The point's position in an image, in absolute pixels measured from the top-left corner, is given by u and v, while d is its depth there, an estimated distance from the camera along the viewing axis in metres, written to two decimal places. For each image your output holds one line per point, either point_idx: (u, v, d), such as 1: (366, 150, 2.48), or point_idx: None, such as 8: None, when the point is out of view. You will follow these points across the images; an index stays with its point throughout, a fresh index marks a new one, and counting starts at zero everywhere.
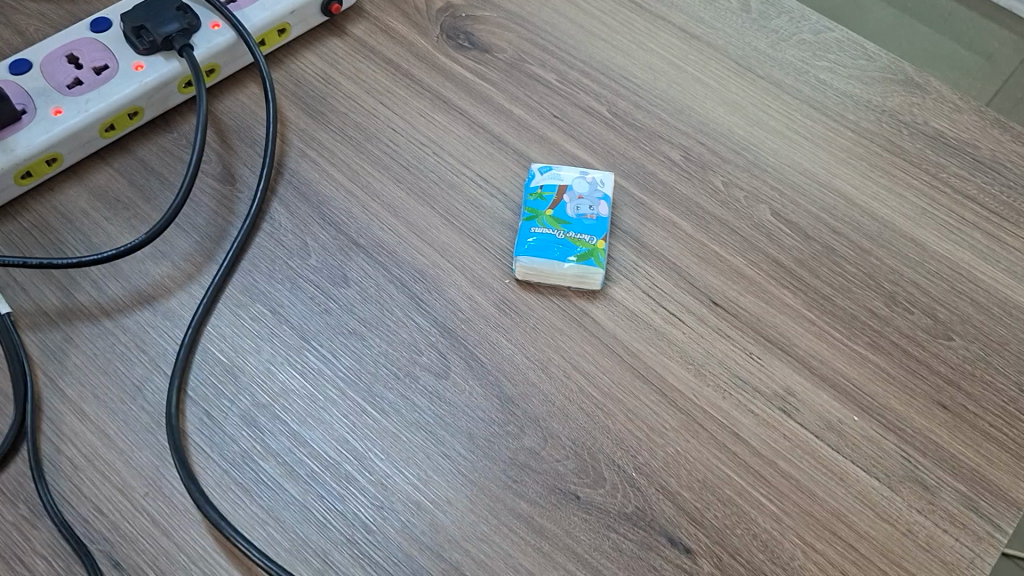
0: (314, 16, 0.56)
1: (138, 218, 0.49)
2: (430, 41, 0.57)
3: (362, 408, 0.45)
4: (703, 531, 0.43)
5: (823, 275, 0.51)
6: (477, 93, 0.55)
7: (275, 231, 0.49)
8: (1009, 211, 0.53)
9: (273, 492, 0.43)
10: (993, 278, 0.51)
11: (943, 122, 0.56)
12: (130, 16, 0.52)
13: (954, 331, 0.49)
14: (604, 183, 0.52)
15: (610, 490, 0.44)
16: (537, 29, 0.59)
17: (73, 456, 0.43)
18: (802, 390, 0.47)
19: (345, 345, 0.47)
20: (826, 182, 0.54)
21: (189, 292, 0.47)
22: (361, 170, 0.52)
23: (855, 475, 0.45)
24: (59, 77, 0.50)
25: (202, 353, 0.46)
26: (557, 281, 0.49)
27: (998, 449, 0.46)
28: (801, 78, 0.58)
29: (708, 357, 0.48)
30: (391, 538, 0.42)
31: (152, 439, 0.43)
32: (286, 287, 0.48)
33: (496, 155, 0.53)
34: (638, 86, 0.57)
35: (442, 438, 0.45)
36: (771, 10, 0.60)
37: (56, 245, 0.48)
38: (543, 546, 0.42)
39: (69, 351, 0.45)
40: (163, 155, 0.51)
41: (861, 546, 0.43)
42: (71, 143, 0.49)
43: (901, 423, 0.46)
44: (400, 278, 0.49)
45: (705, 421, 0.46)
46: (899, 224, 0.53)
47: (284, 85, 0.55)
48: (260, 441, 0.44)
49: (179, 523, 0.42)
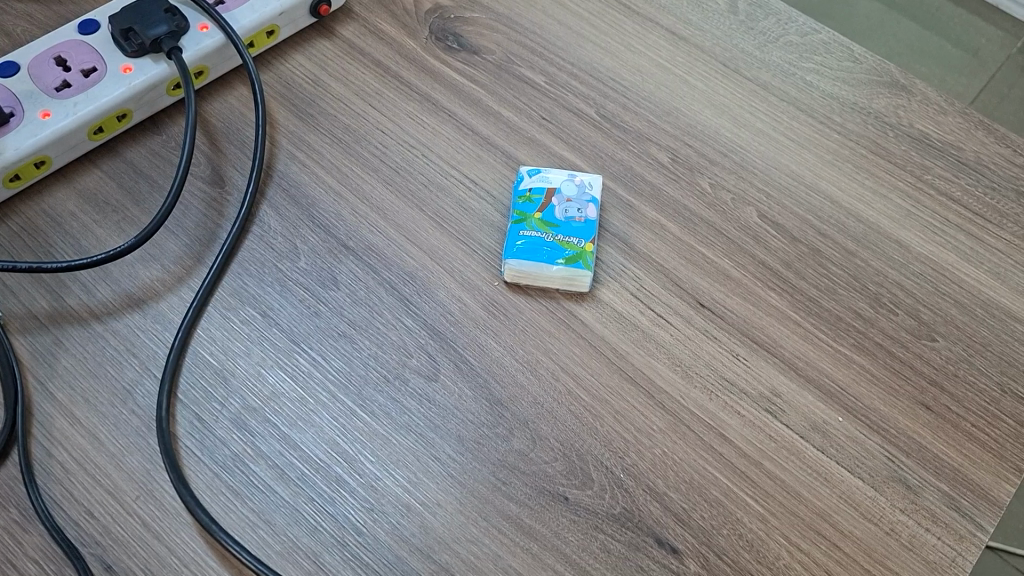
0: (303, 18, 0.56)
1: (128, 221, 0.49)
2: (419, 42, 0.57)
3: (352, 411, 0.45)
4: (690, 531, 0.44)
5: (808, 277, 0.51)
6: (466, 95, 0.55)
7: (265, 234, 0.50)
8: (992, 213, 0.54)
9: (264, 495, 0.43)
10: (976, 279, 0.52)
11: (929, 124, 0.57)
12: (119, 18, 0.52)
13: (937, 332, 0.50)
14: (592, 186, 0.52)
15: (598, 492, 0.44)
16: (525, 30, 0.59)
17: (64, 459, 0.43)
18: (788, 392, 0.47)
19: (336, 348, 0.47)
20: (813, 184, 0.54)
21: (179, 295, 0.47)
22: (350, 172, 0.52)
23: (840, 476, 0.45)
24: (47, 80, 0.50)
25: (193, 356, 0.46)
26: (545, 283, 0.49)
27: (980, 449, 0.47)
28: (788, 80, 0.58)
29: (695, 359, 0.48)
30: (381, 540, 0.43)
31: (142, 443, 0.44)
32: (276, 290, 0.48)
33: (485, 157, 0.53)
34: (627, 88, 0.57)
35: (431, 441, 0.45)
36: (758, 12, 0.61)
37: (45, 248, 0.48)
38: (532, 548, 0.43)
39: (59, 355, 0.45)
40: (151, 157, 0.51)
41: (845, 545, 0.44)
42: (60, 146, 0.49)
43: (885, 423, 0.47)
44: (390, 281, 0.49)
45: (692, 423, 0.46)
46: (884, 226, 0.53)
47: (273, 87, 0.55)
48: (250, 443, 0.44)
49: (171, 526, 0.42)
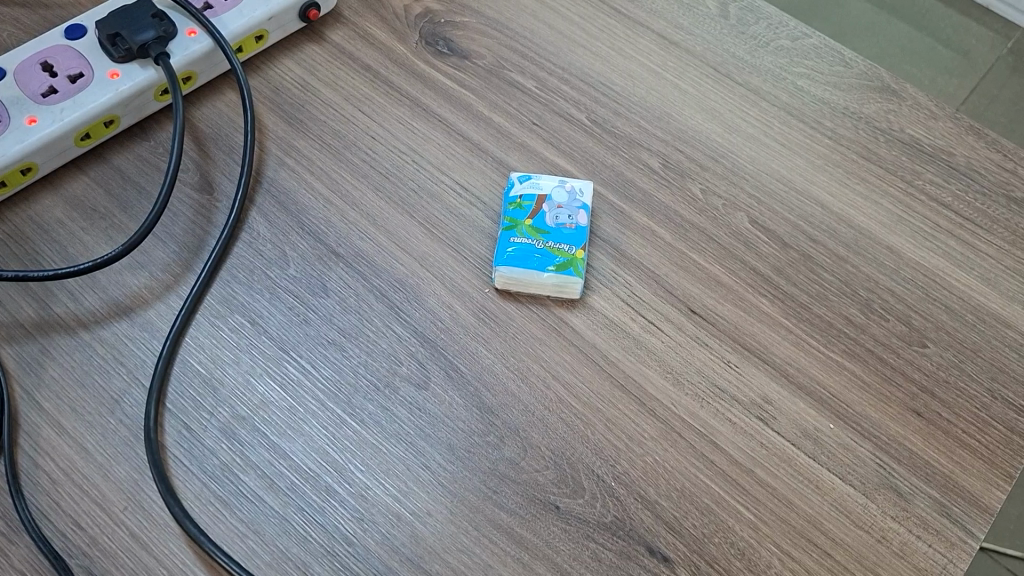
0: (292, 22, 0.56)
1: (115, 228, 0.49)
2: (409, 47, 0.57)
3: (341, 419, 0.45)
4: (681, 539, 0.44)
5: (800, 283, 0.51)
6: (456, 101, 0.55)
7: (254, 241, 0.49)
8: (982, 218, 0.54)
9: (253, 505, 0.43)
10: (967, 285, 0.52)
11: (919, 129, 0.57)
12: (106, 23, 0.51)
13: (928, 338, 0.50)
14: (582, 192, 0.52)
15: (589, 500, 0.44)
16: (515, 35, 0.58)
17: (51, 470, 0.43)
18: (779, 399, 0.47)
19: (325, 356, 0.47)
20: (804, 190, 0.54)
21: (167, 303, 0.47)
22: (340, 177, 0.52)
23: (832, 483, 0.45)
24: (33, 86, 0.50)
25: (181, 365, 0.46)
26: (535, 290, 0.49)
27: (971, 456, 0.47)
28: (779, 84, 0.58)
29: (687, 366, 0.48)
30: (371, 550, 0.42)
31: (130, 453, 0.43)
32: (265, 298, 0.48)
33: (476, 163, 0.53)
34: (618, 93, 0.57)
35: (422, 449, 0.45)
36: (749, 16, 0.61)
37: (32, 256, 0.48)
38: (523, 557, 0.43)
39: (46, 363, 0.45)
40: (139, 163, 0.51)
41: (837, 553, 0.44)
42: (47, 152, 0.49)
43: (876, 430, 0.47)
44: (380, 288, 0.49)
45: (683, 430, 0.46)
46: (874, 231, 0.53)
47: (262, 92, 0.55)
48: (239, 453, 0.44)
49: (159, 537, 0.42)
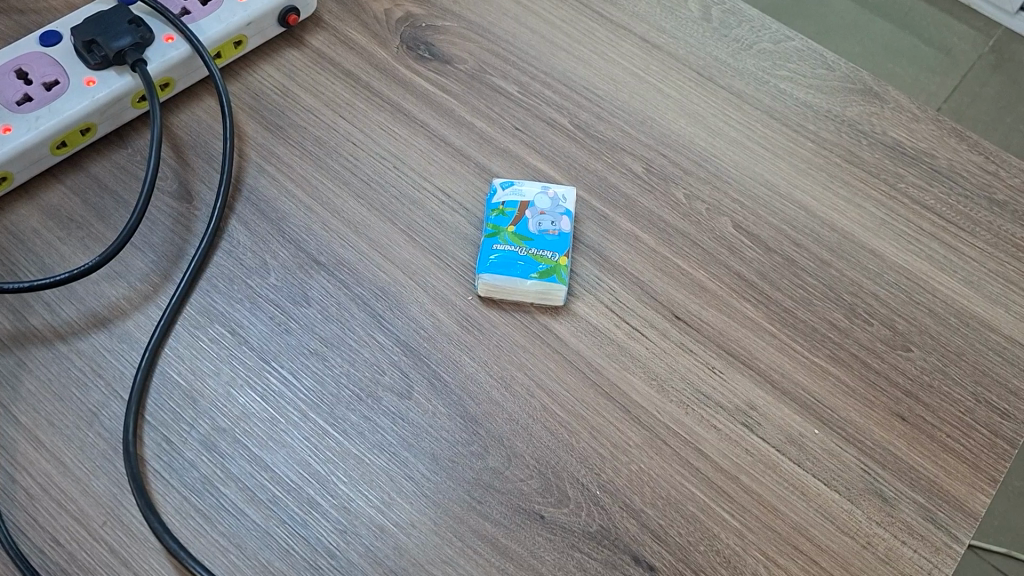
0: (271, 27, 0.55)
1: (93, 238, 0.48)
2: (390, 51, 0.57)
3: (324, 430, 0.45)
4: (667, 548, 0.44)
5: (784, 288, 0.51)
6: (438, 106, 0.55)
7: (234, 249, 0.49)
8: (965, 220, 0.54)
9: (235, 519, 0.42)
10: (951, 288, 0.52)
11: (902, 132, 0.57)
12: (82, 30, 0.51)
13: (912, 342, 0.50)
14: (566, 198, 0.51)
15: (574, 509, 0.44)
16: (496, 39, 0.58)
17: (28, 485, 0.42)
18: (764, 404, 0.47)
19: (307, 366, 0.46)
20: (787, 194, 0.54)
21: (146, 313, 0.47)
22: (320, 185, 0.51)
23: (817, 489, 0.45)
24: (8, 94, 0.49)
25: (160, 376, 0.45)
26: (518, 297, 0.49)
27: (955, 460, 0.47)
28: (762, 88, 0.58)
29: (671, 373, 0.48)
30: (355, 562, 0.42)
31: (109, 466, 0.43)
32: (245, 307, 0.47)
33: (458, 168, 0.53)
34: (600, 97, 0.56)
35: (405, 459, 0.44)
36: (731, 19, 0.60)
37: (8, 267, 0.47)
38: (508, 567, 0.42)
39: (23, 376, 0.44)
40: (117, 171, 0.50)
41: (823, 559, 0.44)
42: (22, 160, 0.48)
43: (861, 435, 0.47)
44: (362, 296, 0.48)
45: (669, 438, 0.46)
46: (857, 235, 0.53)
47: (242, 98, 0.54)
48: (220, 466, 0.43)
49: (139, 552, 0.41)
